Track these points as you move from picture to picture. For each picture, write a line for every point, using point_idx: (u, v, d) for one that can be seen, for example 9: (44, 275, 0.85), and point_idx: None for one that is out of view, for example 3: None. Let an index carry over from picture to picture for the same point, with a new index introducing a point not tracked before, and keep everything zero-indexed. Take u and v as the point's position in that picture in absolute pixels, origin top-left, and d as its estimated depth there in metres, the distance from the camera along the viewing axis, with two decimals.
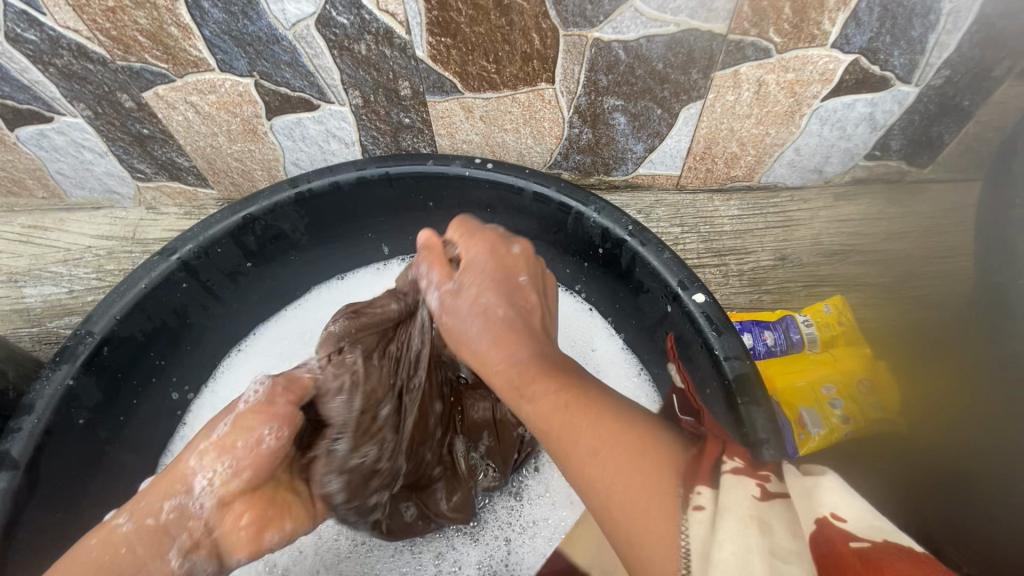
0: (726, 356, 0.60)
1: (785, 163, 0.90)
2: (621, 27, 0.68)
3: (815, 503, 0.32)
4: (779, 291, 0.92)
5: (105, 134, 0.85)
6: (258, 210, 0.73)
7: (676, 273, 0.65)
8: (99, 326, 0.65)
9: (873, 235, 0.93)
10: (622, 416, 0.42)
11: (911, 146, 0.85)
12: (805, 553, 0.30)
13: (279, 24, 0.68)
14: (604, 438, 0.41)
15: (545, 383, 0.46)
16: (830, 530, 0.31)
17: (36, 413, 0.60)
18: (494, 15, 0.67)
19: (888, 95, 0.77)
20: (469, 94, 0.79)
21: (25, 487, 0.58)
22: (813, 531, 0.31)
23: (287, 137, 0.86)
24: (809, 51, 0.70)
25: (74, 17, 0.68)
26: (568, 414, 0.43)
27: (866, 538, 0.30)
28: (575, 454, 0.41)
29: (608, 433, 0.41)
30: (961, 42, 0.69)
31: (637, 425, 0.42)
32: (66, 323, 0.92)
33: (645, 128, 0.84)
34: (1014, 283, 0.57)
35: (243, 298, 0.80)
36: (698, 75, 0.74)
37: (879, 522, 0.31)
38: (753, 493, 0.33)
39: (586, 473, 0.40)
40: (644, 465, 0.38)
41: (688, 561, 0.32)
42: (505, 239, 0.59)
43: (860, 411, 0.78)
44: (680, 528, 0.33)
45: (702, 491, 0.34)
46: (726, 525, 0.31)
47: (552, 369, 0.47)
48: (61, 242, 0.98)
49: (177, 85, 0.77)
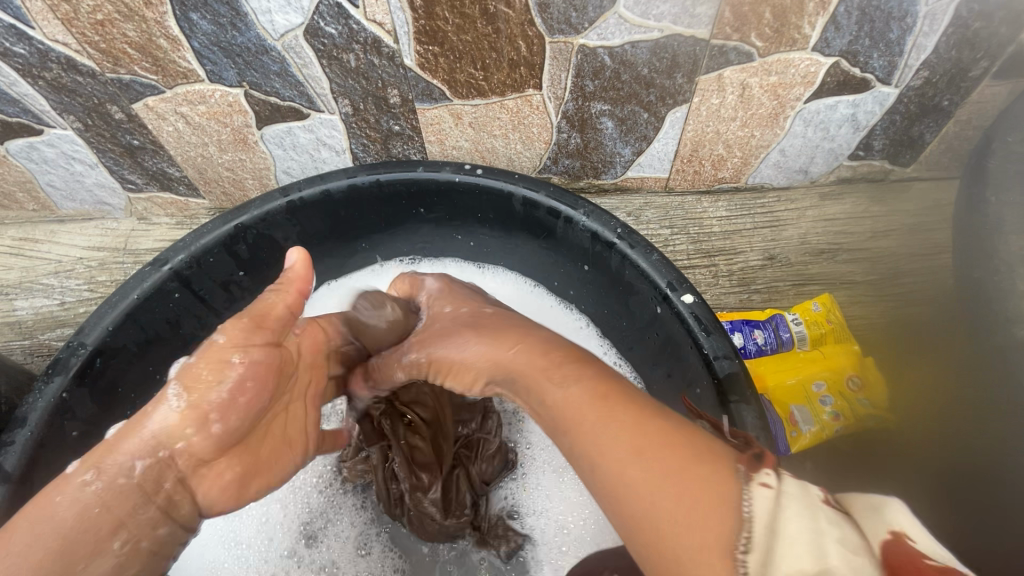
0: (716, 356, 0.61)
1: (771, 165, 0.91)
2: (606, 34, 0.70)
3: (885, 518, 0.32)
4: (768, 290, 0.93)
5: (95, 146, 0.85)
6: (250, 219, 0.73)
7: (665, 275, 0.66)
8: (91, 338, 0.65)
9: (859, 234, 0.94)
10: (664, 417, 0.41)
11: (893, 146, 0.87)
12: (882, 559, 0.30)
13: (268, 35, 0.69)
14: (611, 436, 0.40)
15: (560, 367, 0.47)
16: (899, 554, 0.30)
17: (28, 426, 0.60)
18: (480, 23, 0.68)
19: (869, 96, 0.78)
20: (458, 101, 0.79)
21: (20, 500, 0.58)
22: (885, 543, 0.31)
23: (277, 146, 0.86)
24: (791, 55, 0.72)
25: (64, 31, 0.68)
26: (601, 408, 0.42)
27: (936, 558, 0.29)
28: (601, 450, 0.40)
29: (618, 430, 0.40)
30: (937, 43, 0.70)
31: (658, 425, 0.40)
32: (58, 335, 0.92)
33: (632, 132, 0.85)
34: (984, 283, 0.59)
35: (236, 309, 0.80)
36: (682, 79, 0.76)
37: (934, 545, 0.30)
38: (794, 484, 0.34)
39: (624, 472, 0.38)
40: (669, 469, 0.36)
41: (750, 528, 0.32)
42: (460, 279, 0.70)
43: (850, 409, 0.80)
44: (744, 497, 0.33)
45: (768, 471, 0.35)
46: (795, 508, 0.32)
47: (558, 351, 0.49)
48: (52, 254, 0.98)
49: (167, 97, 0.77)
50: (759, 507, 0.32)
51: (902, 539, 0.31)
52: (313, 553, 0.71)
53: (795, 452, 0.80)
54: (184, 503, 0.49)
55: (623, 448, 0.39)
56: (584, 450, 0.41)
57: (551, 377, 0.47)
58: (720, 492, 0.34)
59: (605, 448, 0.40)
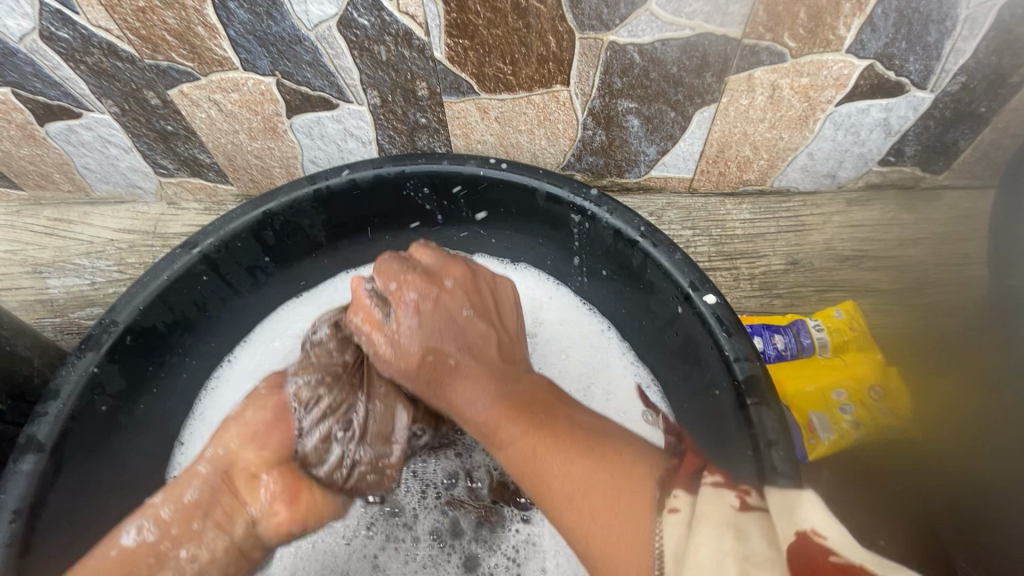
0: (736, 358, 0.61)
1: (798, 168, 0.90)
2: (637, 31, 0.70)
3: (800, 518, 0.42)
4: (790, 295, 0.92)
5: (131, 131, 0.87)
6: (277, 205, 0.74)
7: (688, 275, 0.66)
8: (123, 316, 0.67)
9: (886, 241, 0.92)
10: (602, 447, 0.54)
11: (925, 152, 0.85)
12: (782, 560, 0.39)
13: (303, 25, 0.70)
14: (567, 467, 0.52)
15: (507, 423, 0.56)
16: (810, 548, 0.39)
17: (61, 398, 0.62)
18: (511, 18, 0.68)
19: (903, 100, 0.77)
20: (486, 95, 0.80)
21: (51, 469, 0.60)
22: (795, 544, 0.40)
23: (306, 136, 0.87)
24: (824, 56, 0.71)
25: (107, 17, 0.70)
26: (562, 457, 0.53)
27: (842, 553, 0.38)
28: (578, 510, 0.50)
29: (569, 462, 0.52)
30: (977, 48, 0.69)
31: (608, 448, 0.54)
32: (88, 314, 0.94)
33: (658, 131, 0.84)
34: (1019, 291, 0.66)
35: (262, 294, 0.82)
36: (712, 79, 0.75)
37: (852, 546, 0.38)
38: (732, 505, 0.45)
39: (568, 501, 0.51)
40: (606, 485, 0.51)
41: (664, 562, 0.44)
42: (437, 278, 0.61)
43: (871, 417, 0.79)
44: (656, 529, 0.46)
45: (678, 496, 0.47)
46: (702, 533, 0.42)
47: (511, 402, 0.57)
48: (85, 235, 1.00)
49: (202, 83, 0.79)
50: (669, 532, 0.45)
51: (811, 538, 0.40)
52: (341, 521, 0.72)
53: (812, 458, 0.80)
54: (237, 516, 0.55)
55: (567, 488, 0.51)
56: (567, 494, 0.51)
57: (509, 426, 0.56)
58: (644, 523, 0.47)
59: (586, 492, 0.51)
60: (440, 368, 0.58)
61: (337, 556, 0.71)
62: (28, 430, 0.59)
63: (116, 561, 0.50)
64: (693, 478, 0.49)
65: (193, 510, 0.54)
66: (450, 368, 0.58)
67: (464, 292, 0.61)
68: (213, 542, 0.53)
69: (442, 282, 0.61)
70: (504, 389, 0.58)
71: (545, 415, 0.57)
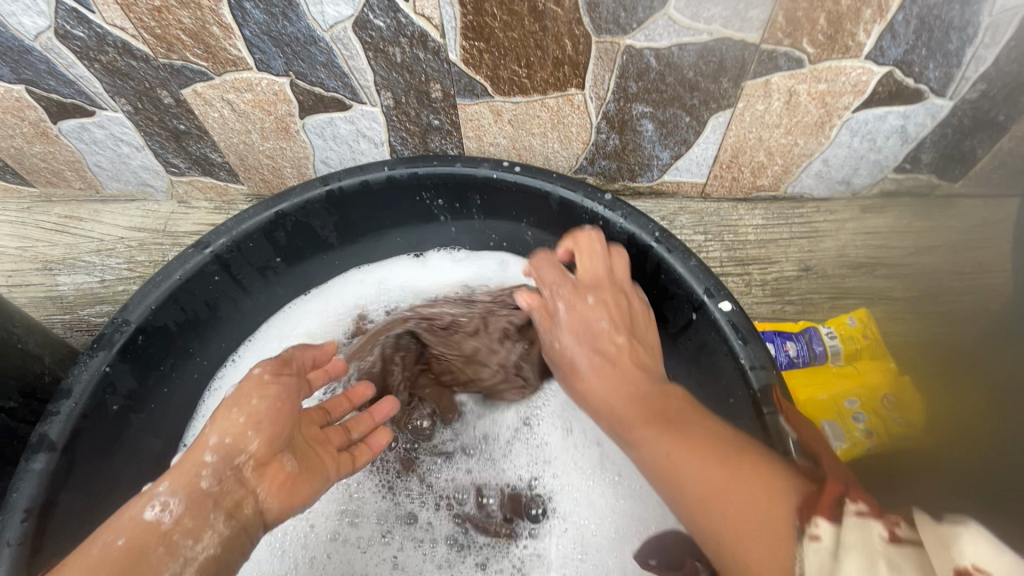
0: (752, 366, 0.60)
1: (813, 174, 0.89)
2: (654, 35, 0.69)
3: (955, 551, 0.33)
4: (802, 302, 0.92)
5: (143, 129, 0.87)
6: (290, 206, 0.74)
7: (703, 281, 0.65)
8: (135, 315, 0.67)
9: (900, 249, 0.92)
10: (725, 449, 0.50)
11: (942, 161, 0.83)
12: None
13: (318, 25, 0.70)
14: (702, 474, 0.49)
15: (644, 424, 0.56)
16: None
17: (73, 397, 0.62)
18: (528, 21, 0.68)
19: (921, 107, 0.76)
20: (500, 98, 0.79)
21: (62, 468, 0.60)
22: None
23: (318, 136, 0.87)
24: (842, 63, 0.70)
25: (122, 16, 0.70)
26: (699, 461, 0.50)
27: None
28: (713, 504, 0.47)
29: (704, 468, 0.49)
30: (999, 56, 0.68)
31: (729, 454, 0.49)
32: (97, 311, 0.94)
33: (672, 136, 0.84)
34: None
35: (274, 294, 0.81)
36: (728, 84, 0.74)
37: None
38: (880, 535, 0.36)
39: (703, 502, 0.48)
40: (742, 499, 0.45)
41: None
42: (584, 294, 0.67)
43: (884, 427, 0.79)
44: (795, 553, 0.40)
45: (819, 523, 0.40)
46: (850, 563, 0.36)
47: (650, 406, 0.57)
48: (95, 233, 1.00)
49: (215, 83, 0.79)
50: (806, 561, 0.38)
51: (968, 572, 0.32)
52: (356, 532, 0.72)
53: None
54: (247, 503, 0.55)
55: (706, 487, 0.48)
56: (693, 489, 0.49)
57: (648, 428, 0.55)
58: (781, 553, 0.41)
59: (727, 506, 0.46)
60: (574, 367, 0.65)
61: (354, 567, 0.70)
62: (40, 429, 0.59)
63: (123, 551, 0.49)
64: (837, 508, 0.41)
65: (204, 501, 0.53)
66: (602, 372, 0.62)
67: (605, 305, 0.66)
68: (224, 532, 0.53)
69: (586, 296, 0.66)
70: (641, 393, 0.59)
71: (684, 422, 0.54)
